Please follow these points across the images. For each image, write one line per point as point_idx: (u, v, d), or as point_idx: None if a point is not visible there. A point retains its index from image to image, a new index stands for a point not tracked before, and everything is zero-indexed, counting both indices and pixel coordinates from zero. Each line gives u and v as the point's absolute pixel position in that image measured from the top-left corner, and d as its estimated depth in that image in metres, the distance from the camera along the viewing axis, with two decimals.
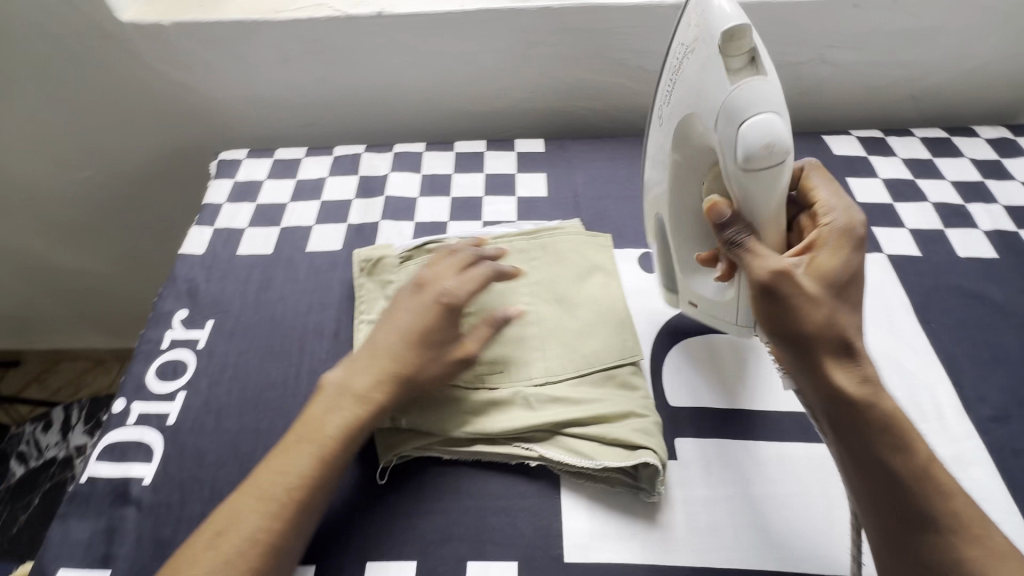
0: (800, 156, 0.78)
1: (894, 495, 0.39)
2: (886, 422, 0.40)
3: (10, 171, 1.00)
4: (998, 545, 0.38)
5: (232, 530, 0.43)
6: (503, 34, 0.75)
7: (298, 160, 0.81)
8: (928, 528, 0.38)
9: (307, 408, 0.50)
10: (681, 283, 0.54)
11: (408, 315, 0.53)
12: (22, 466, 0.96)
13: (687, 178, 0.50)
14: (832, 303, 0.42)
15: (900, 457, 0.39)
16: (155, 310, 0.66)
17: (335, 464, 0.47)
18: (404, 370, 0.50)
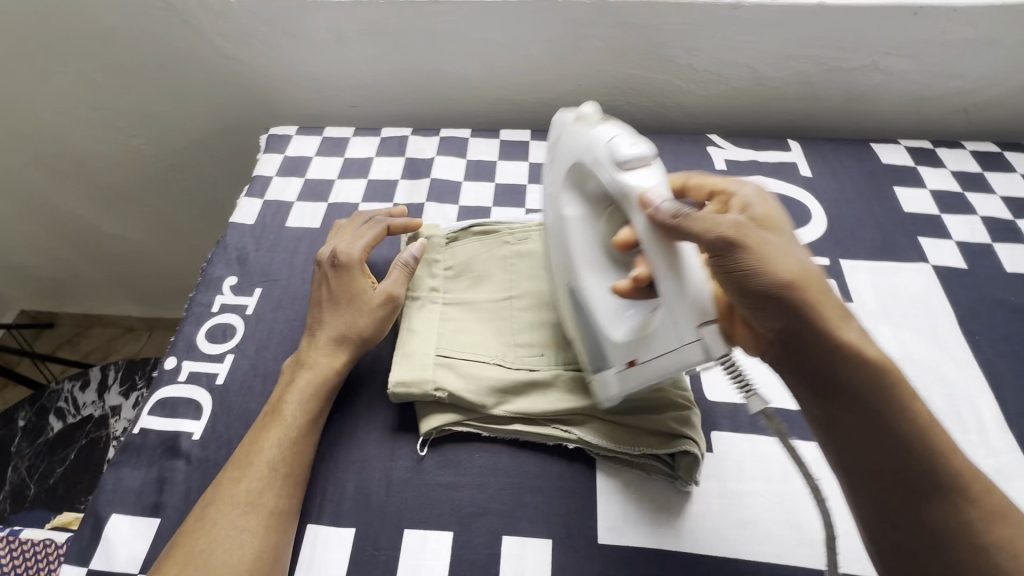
0: (846, 162, 0.77)
1: (897, 455, 0.41)
2: (883, 380, 0.42)
3: (65, 136, 1.03)
4: (988, 485, 0.41)
5: (218, 497, 0.47)
6: (557, 25, 0.76)
7: (346, 139, 0.82)
8: (935, 483, 0.40)
9: (273, 395, 0.54)
10: (613, 346, 0.48)
11: (323, 291, 0.58)
12: (59, 421, 0.99)
13: (582, 232, 0.51)
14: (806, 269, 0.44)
15: (898, 416, 0.41)
16: (205, 276, 0.68)
17: (302, 431, 0.51)
18: (337, 330, 0.56)
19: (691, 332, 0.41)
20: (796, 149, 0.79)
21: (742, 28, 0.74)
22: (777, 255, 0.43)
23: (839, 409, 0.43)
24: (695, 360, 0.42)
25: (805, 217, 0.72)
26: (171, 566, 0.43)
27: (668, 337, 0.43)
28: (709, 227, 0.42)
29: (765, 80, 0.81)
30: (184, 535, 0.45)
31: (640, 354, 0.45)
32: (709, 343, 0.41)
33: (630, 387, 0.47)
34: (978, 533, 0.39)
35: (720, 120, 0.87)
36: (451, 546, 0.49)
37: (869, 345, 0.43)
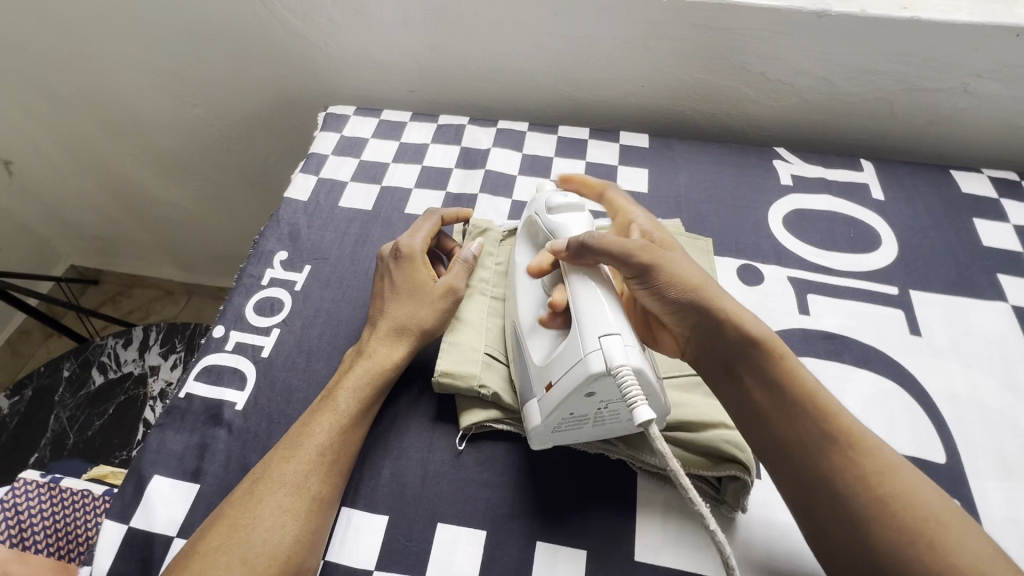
0: (922, 188, 0.73)
1: (791, 421, 0.45)
2: (768, 354, 0.47)
3: (129, 100, 1.06)
4: (876, 442, 0.44)
5: (266, 475, 0.47)
6: (628, 23, 0.73)
7: (403, 123, 0.82)
8: (827, 441, 0.43)
9: (333, 379, 0.54)
10: (536, 374, 0.49)
11: (384, 283, 0.58)
12: (101, 375, 1.02)
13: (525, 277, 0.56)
14: (697, 270, 0.52)
15: (786, 385, 0.46)
16: (257, 248, 0.68)
17: (353, 419, 0.51)
18: (396, 321, 0.56)
19: (591, 341, 0.44)
20: (868, 169, 0.76)
21: (825, 37, 0.71)
22: (675, 261, 0.51)
23: (735, 389, 0.48)
24: (594, 369, 0.43)
25: (874, 242, 0.68)
26: (215, 536, 0.44)
27: (573, 351, 0.45)
28: (622, 244, 0.49)
29: (841, 95, 0.77)
30: (230, 508, 0.45)
31: (554, 376, 0.47)
32: (609, 352, 0.43)
33: (549, 416, 0.47)
34: (871, 486, 0.41)
35: (787, 133, 0.84)
36: (483, 545, 0.48)
37: (758, 325, 0.48)
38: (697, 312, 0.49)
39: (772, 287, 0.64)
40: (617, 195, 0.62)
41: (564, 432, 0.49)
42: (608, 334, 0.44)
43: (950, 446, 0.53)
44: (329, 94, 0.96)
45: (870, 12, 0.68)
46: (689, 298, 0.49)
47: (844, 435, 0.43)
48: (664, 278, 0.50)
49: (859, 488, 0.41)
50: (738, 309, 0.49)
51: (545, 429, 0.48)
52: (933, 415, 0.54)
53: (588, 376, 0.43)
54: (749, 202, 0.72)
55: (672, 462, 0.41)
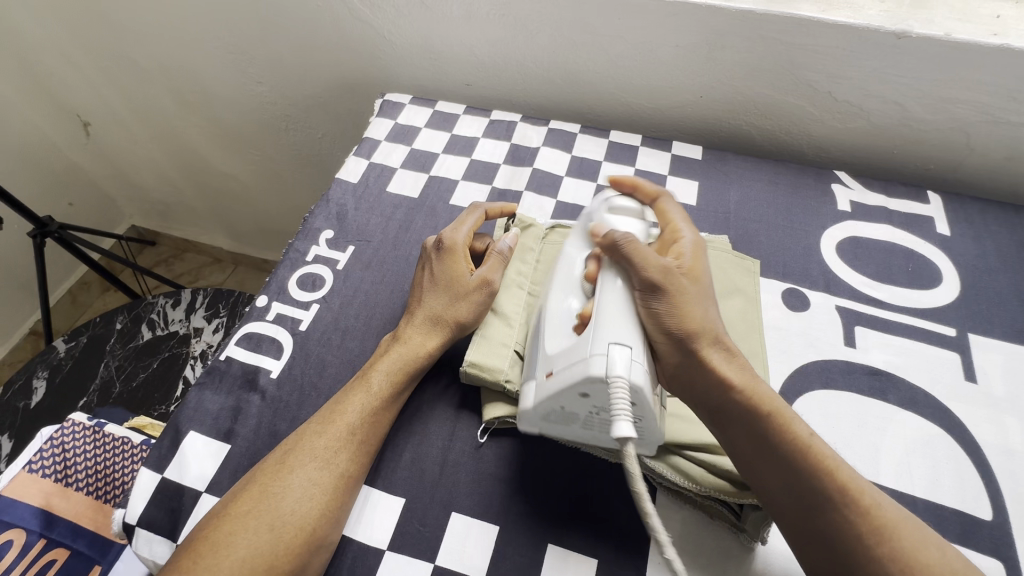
0: (993, 227, 0.69)
1: (780, 476, 0.43)
2: (756, 405, 0.46)
3: (201, 74, 1.11)
4: (878, 500, 0.42)
5: (298, 447, 0.48)
6: (693, 30, 0.72)
7: (456, 115, 0.83)
8: (818, 498, 0.42)
9: (370, 359, 0.56)
10: (542, 359, 0.49)
11: (424, 271, 0.59)
12: (149, 331, 1.08)
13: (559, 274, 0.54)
14: (705, 308, 0.49)
15: (776, 436, 0.45)
16: (305, 225, 0.70)
17: (384, 402, 0.52)
18: (430, 312, 0.56)
19: (601, 345, 0.44)
20: (935, 202, 0.72)
21: (902, 60, 0.67)
22: (688, 292, 0.49)
23: (725, 431, 0.47)
24: (594, 373, 0.43)
25: (934, 278, 0.64)
26: (245, 501, 0.45)
27: (581, 348, 0.45)
28: (647, 255, 0.48)
29: (914, 122, 0.73)
30: (259, 473, 0.47)
31: (556, 367, 0.47)
32: (614, 360, 0.43)
33: (540, 403, 0.47)
34: (870, 546, 0.40)
35: (849, 157, 0.80)
36: (494, 540, 0.48)
37: (749, 376, 0.47)
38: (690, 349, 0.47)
39: (819, 315, 0.61)
40: (671, 205, 0.58)
41: (552, 422, 0.50)
42: (618, 343, 0.44)
43: (998, 502, 0.49)
44: (387, 80, 0.98)
45: (956, 36, 0.64)
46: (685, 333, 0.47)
47: (839, 491, 0.42)
48: (667, 306, 0.47)
49: (851, 548, 0.40)
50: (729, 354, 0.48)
51: (535, 415, 0.49)
52: (982, 469, 0.51)
53: (586, 377, 0.43)
54: (802, 225, 0.70)
55: (637, 484, 0.40)
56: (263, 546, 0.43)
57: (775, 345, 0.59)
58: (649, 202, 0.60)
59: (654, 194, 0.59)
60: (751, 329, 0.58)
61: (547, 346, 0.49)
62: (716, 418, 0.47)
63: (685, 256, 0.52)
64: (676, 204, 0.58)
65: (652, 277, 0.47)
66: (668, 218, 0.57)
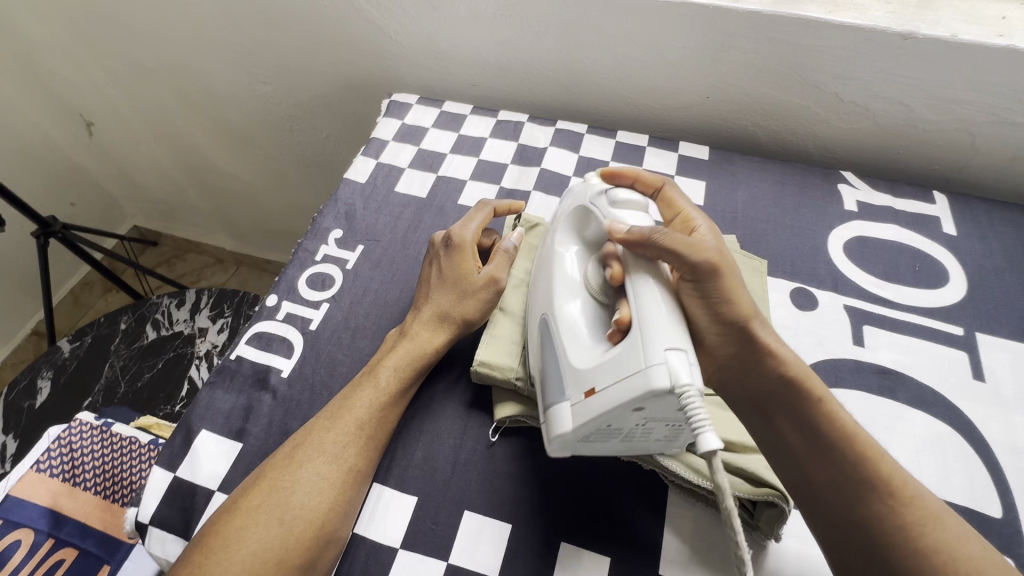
0: (999, 227, 0.69)
1: (827, 461, 0.44)
2: (806, 392, 0.46)
3: (206, 74, 1.11)
4: (919, 490, 0.43)
5: (306, 442, 0.49)
6: (700, 31, 0.72)
7: (463, 115, 0.83)
8: (862, 487, 0.43)
9: (375, 355, 0.56)
10: (575, 376, 0.46)
11: (433, 269, 0.59)
12: (154, 331, 1.08)
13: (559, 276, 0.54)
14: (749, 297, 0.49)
15: (825, 424, 0.45)
16: (314, 224, 0.70)
17: (392, 398, 0.52)
18: (437, 309, 0.57)
19: (658, 354, 0.41)
20: (941, 202, 0.72)
21: (908, 60, 0.68)
22: (735, 280, 0.48)
23: (772, 416, 0.48)
24: (658, 385, 0.40)
25: (941, 278, 0.65)
26: (255, 496, 0.45)
27: (632, 360, 0.42)
28: (688, 245, 0.47)
29: (920, 122, 0.73)
30: (270, 466, 0.48)
31: (600, 383, 0.43)
32: (674, 368, 0.40)
33: (582, 424, 0.44)
34: (916, 538, 0.40)
35: (854, 158, 0.81)
36: (507, 539, 0.48)
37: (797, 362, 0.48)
38: (744, 338, 0.47)
39: (828, 315, 0.62)
40: (677, 193, 0.56)
41: (588, 443, 0.46)
42: (674, 349, 0.41)
43: (1007, 500, 0.50)
44: (392, 81, 0.98)
45: (961, 37, 0.64)
46: (735, 323, 0.47)
47: (884, 482, 0.42)
48: (717, 297, 0.47)
49: (895, 539, 0.41)
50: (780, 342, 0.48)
51: (575, 437, 0.45)
52: (991, 467, 0.51)
53: (649, 392, 0.40)
54: (809, 225, 0.70)
55: (728, 497, 0.36)
56: (273, 540, 0.43)
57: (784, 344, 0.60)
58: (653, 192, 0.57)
59: (658, 182, 0.56)
60: None
61: (583, 359, 0.47)
62: (765, 406, 0.48)
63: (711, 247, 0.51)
64: (682, 192, 0.56)
65: (698, 265, 0.46)
66: (677, 207, 0.55)
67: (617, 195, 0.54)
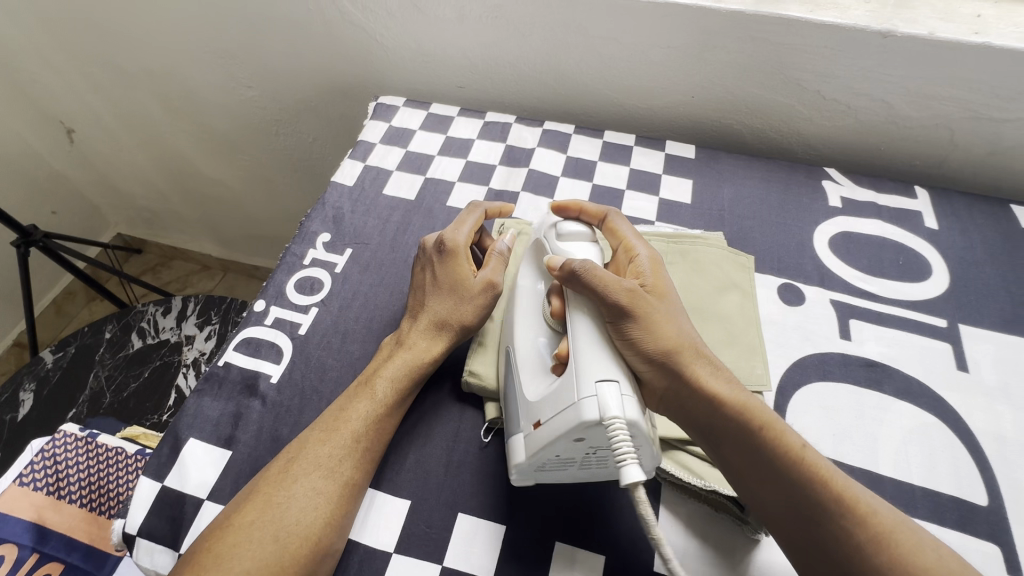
0: (979, 219, 0.70)
1: (775, 488, 0.43)
2: (747, 418, 0.46)
3: (188, 78, 1.10)
4: (873, 505, 0.42)
5: (302, 455, 0.48)
6: (686, 31, 0.73)
7: (450, 117, 0.83)
8: (814, 509, 0.42)
9: (368, 363, 0.56)
10: (526, 409, 0.47)
11: (425, 276, 0.58)
12: (140, 340, 1.06)
13: (527, 303, 0.55)
14: (680, 327, 0.49)
15: (773, 456, 0.44)
16: (302, 228, 0.70)
17: (387, 408, 0.51)
18: (433, 316, 0.56)
19: (588, 387, 0.42)
20: (923, 197, 0.73)
21: (889, 58, 0.69)
22: (655, 312, 0.48)
23: (717, 450, 0.47)
24: (587, 417, 0.41)
25: (924, 271, 0.66)
26: (250, 511, 0.45)
27: (568, 392, 0.44)
28: (607, 281, 0.48)
29: (901, 119, 0.75)
30: (263, 481, 0.47)
31: (544, 415, 0.45)
32: (605, 400, 0.42)
33: (533, 455, 0.45)
34: (880, 552, 0.40)
35: (838, 154, 0.82)
36: (502, 540, 0.48)
37: (734, 391, 0.47)
38: (676, 371, 0.47)
39: (815, 310, 0.62)
40: (620, 222, 0.58)
41: (545, 471, 0.47)
42: (606, 379, 0.43)
43: (992, 488, 0.50)
44: (379, 84, 0.98)
45: (939, 34, 0.66)
46: (665, 355, 0.47)
47: (843, 511, 0.41)
48: (639, 333, 0.47)
49: (852, 559, 0.40)
50: (712, 372, 0.48)
51: (529, 467, 0.46)
52: (976, 456, 0.52)
53: (580, 424, 0.41)
54: (795, 221, 0.71)
55: (654, 530, 0.40)
56: (269, 556, 0.43)
57: (773, 339, 0.60)
58: (598, 223, 0.59)
59: (601, 214, 0.58)
60: (748, 325, 0.59)
61: (531, 392, 0.48)
62: (712, 440, 0.47)
63: (644, 274, 0.52)
64: (625, 220, 0.58)
65: (615, 301, 0.47)
66: (620, 235, 0.57)
67: (562, 226, 0.55)
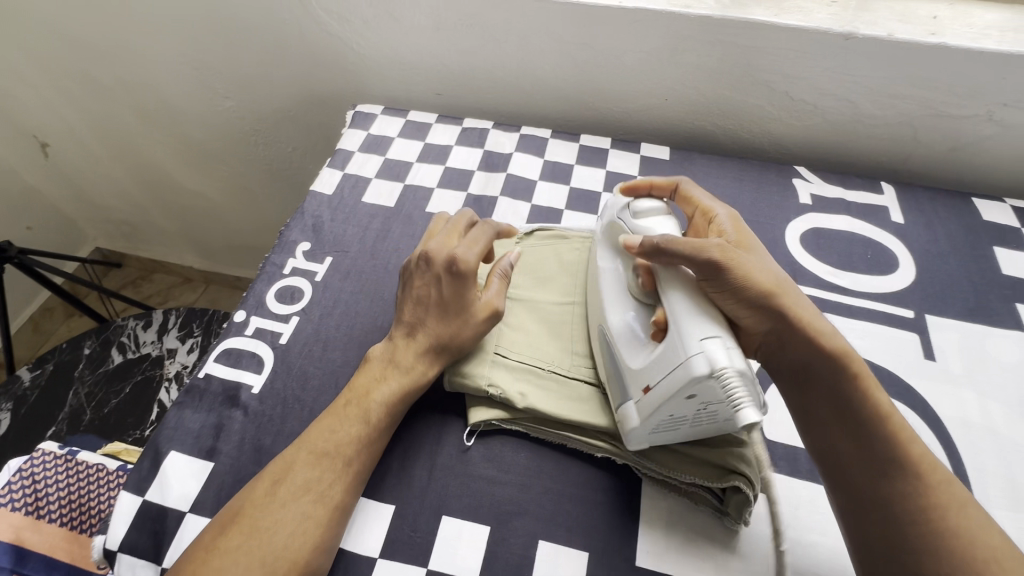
0: (942, 213, 0.73)
1: (856, 441, 0.47)
2: (844, 367, 0.48)
3: (165, 90, 1.09)
4: (949, 476, 0.45)
5: (289, 477, 0.47)
6: (656, 36, 0.75)
7: (428, 124, 0.84)
8: (895, 466, 0.45)
9: (354, 378, 0.54)
10: (632, 375, 0.49)
11: (430, 293, 0.55)
12: (120, 355, 1.05)
13: (610, 281, 0.56)
14: (774, 273, 0.51)
15: (860, 403, 0.47)
16: (281, 238, 0.70)
17: (379, 428, 0.51)
18: (436, 339, 0.54)
19: (693, 344, 0.43)
20: (889, 192, 0.76)
21: (852, 59, 0.71)
22: (752, 266, 0.49)
23: (802, 398, 0.50)
24: (697, 373, 0.42)
25: (891, 264, 0.68)
26: (235, 535, 0.44)
27: (674, 353, 0.44)
28: (692, 246, 0.48)
29: (865, 118, 0.77)
30: (252, 502, 0.46)
31: (653, 379, 0.46)
32: (712, 355, 0.42)
33: (649, 419, 0.46)
34: (949, 517, 0.42)
35: (807, 153, 0.84)
36: (486, 541, 0.49)
37: (834, 338, 0.49)
38: (782, 319, 0.49)
39: None
40: (694, 189, 0.60)
41: (661, 433, 0.48)
42: (710, 336, 0.43)
43: (959, 472, 0.52)
44: (357, 93, 0.98)
45: (898, 36, 0.68)
46: (767, 304, 0.48)
47: (912, 460, 0.45)
48: (739, 287, 0.48)
49: (923, 519, 0.43)
50: (815, 319, 0.50)
51: (643, 431, 0.48)
52: (944, 441, 0.54)
53: (691, 380, 0.42)
54: (767, 219, 0.72)
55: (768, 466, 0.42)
56: None
57: None
58: (670, 193, 0.61)
59: (673, 184, 0.60)
60: None
61: (637, 358, 0.49)
62: (800, 382, 0.50)
63: (728, 232, 0.54)
64: (698, 187, 0.60)
65: (710, 260, 0.47)
66: (695, 201, 0.59)
67: (637, 205, 0.56)
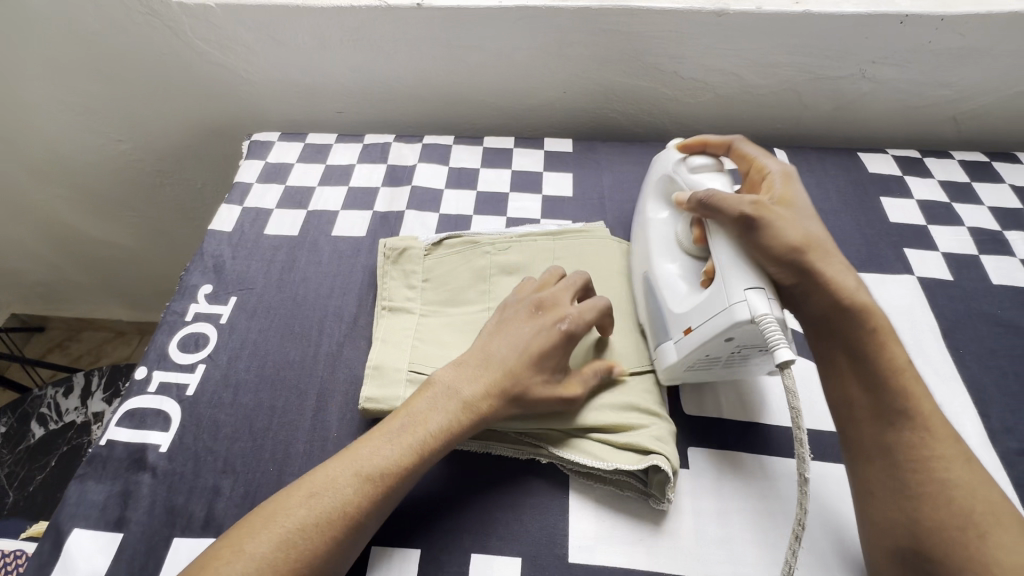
0: (832, 171, 0.77)
1: (869, 394, 0.46)
2: (863, 324, 0.47)
3: (51, 142, 1.02)
4: (949, 433, 0.45)
5: (320, 493, 0.42)
6: (541, 33, 0.75)
7: (329, 145, 0.82)
8: (905, 421, 0.44)
9: (410, 398, 0.50)
10: (671, 317, 0.51)
11: (533, 335, 0.52)
12: (41, 427, 0.98)
13: (655, 229, 0.59)
14: (806, 227, 0.49)
15: (875, 356, 0.46)
16: (181, 283, 0.67)
17: (431, 451, 0.46)
18: (516, 385, 0.49)
19: (738, 291, 0.45)
20: (782, 158, 0.79)
21: (728, 35, 0.73)
22: (783, 217, 0.49)
23: (823, 348, 0.49)
24: (739, 318, 0.44)
25: None
26: (261, 541, 0.40)
27: (718, 299, 0.46)
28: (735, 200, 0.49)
29: (752, 88, 0.80)
30: (283, 511, 0.41)
31: (694, 321, 0.48)
32: (755, 303, 0.44)
33: (686, 356, 0.49)
34: (940, 471, 0.43)
35: (705, 129, 0.87)
36: (416, 565, 0.48)
37: (858, 291, 0.48)
38: (804, 271, 0.47)
39: None
40: (749, 148, 0.58)
41: (695, 371, 0.52)
42: (754, 288, 0.45)
43: None
44: (256, 122, 0.95)
45: (766, 8, 0.71)
46: (794, 254, 0.47)
47: (921, 415, 0.44)
48: (767, 239, 0.47)
49: (921, 471, 0.43)
50: (837, 271, 0.48)
51: (680, 367, 0.51)
52: None
53: (732, 324, 0.44)
54: None
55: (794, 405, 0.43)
56: None
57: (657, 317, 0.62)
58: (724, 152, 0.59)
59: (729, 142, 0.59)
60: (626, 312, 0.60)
61: (677, 301, 0.52)
62: (817, 330, 0.49)
63: (774, 188, 0.53)
64: (753, 144, 0.59)
65: (745, 216, 0.48)
66: (750, 160, 0.57)
67: (693, 161, 0.57)
